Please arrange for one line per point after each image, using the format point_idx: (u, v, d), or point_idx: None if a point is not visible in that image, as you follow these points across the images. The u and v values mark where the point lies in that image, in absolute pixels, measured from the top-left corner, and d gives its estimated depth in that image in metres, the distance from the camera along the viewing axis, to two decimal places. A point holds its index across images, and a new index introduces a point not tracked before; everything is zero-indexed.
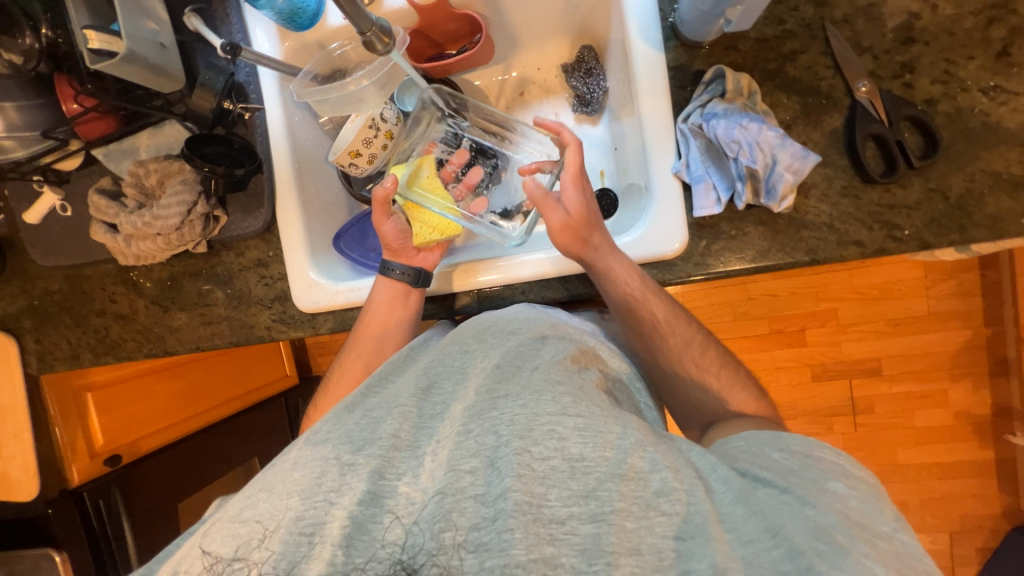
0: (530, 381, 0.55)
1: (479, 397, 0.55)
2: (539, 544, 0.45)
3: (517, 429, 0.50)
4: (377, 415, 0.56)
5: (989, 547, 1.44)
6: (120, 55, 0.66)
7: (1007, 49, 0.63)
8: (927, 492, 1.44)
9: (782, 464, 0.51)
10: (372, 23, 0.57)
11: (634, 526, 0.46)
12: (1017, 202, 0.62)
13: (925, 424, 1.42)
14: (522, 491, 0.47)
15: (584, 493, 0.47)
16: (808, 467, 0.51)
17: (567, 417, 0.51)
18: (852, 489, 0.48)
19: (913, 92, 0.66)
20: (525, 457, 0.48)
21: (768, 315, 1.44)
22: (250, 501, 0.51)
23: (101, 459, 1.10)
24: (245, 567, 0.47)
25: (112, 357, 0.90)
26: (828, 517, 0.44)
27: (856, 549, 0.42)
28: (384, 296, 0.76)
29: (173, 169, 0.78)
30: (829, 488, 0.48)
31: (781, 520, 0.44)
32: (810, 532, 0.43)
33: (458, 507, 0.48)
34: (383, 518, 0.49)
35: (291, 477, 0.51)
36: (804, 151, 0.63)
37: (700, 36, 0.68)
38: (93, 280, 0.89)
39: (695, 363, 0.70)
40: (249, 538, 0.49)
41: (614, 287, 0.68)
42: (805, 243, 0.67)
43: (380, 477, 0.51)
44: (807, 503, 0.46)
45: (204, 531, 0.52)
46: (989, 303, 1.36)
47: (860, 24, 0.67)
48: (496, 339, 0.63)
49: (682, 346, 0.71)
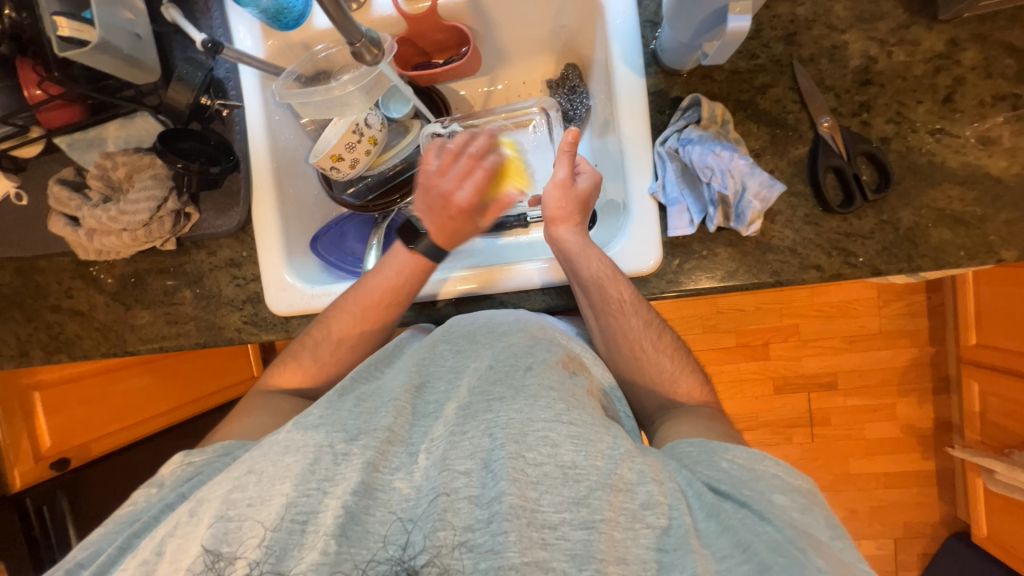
0: (524, 386, 0.56)
1: (473, 397, 0.56)
2: (532, 548, 0.46)
3: (512, 433, 0.52)
4: (372, 405, 0.57)
5: (929, 552, 1.54)
6: (92, 43, 0.65)
7: (952, 96, 0.69)
8: (875, 501, 1.53)
9: (730, 475, 0.52)
10: (362, 34, 0.58)
11: (622, 536, 0.47)
12: (957, 236, 0.68)
13: (875, 435, 1.51)
14: (516, 496, 0.48)
15: (575, 500, 0.49)
16: (755, 478, 0.52)
17: (560, 424, 0.52)
18: (792, 500, 0.50)
19: (869, 130, 0.71)
20: (519, 462, 0.50)
21: (735, 328, 1.50)
22: (239, 482, 0.50)
23: (48, 461, 1.07)
24: (244, 560, 0.47)
25: (65, 355, 0.85)
26: (783, 531, 0.46)
27: (812, 563, 0.43)
28: (404, 265, 0.73)
29: (143, 163, 0.75)
30: (774, 501, 0.49)
31: (748, 535, 0.46)
32: (772, 547, 0.45)
33: (453, 507, 0.49)
34: (377, 511, 0.50)
35: (283, 461, 0.51)
36: (772, 180, 0.66)
37: (679, 65, 0.71)
38: (48, 273, 0.84)
39: (654, 345, 0.69)
40: (248, 522, 0.48)
41: (582, 265, 0.69)
42: (770, 265, 0.70)
43: (373, 469, 0.52)
44: (765, 518, 0.48)
45: (185, 510, 0.51)
46: (933, 323, 1.46)
47: (824, 64, 0.72)
48: (487, 340, 0.63)
49: (641, 329, 0.69)
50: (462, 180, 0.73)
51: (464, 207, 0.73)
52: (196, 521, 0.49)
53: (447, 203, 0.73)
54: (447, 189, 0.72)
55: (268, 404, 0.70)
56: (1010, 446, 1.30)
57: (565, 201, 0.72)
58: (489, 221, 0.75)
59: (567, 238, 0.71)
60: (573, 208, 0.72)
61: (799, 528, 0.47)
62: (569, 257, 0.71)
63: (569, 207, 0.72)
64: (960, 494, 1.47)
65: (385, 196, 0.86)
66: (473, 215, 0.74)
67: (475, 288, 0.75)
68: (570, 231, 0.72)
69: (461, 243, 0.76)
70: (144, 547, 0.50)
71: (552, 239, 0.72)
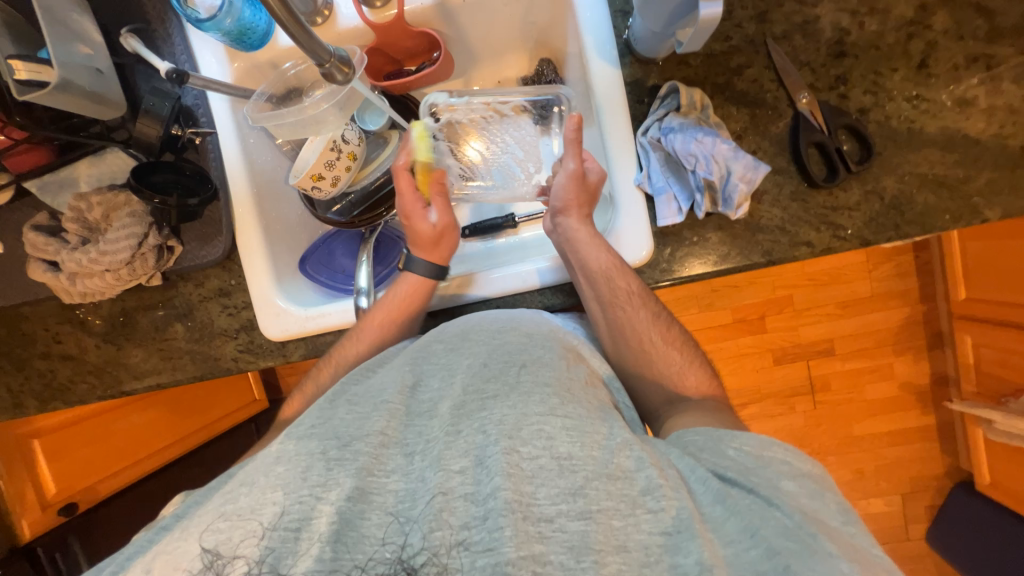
0: (518, 382, 0.56)
1: (466, 396, 0.56)
2: (529, 541, 0.46)
3: (506, 429, 0.51)
4: (364, 410, 0.56)
5: (936, 504, 1.57)
6: (52, 84, 0.63)
7: (926, 61, 0.69)
8: (880, 459, 1.56)
9: (737, 462, 0.53)
10: (331, 54, 0.57)
11: (621, 523, 0.48)
12: (941, 200, 0.69)
13: (876, 396, 1.54)
14: (511, 491, 0.47)
15: (572, 491, 0.49)
16: (763, 465, 0.52)
17: (554, 417, 0.52)
18: (803, 488, 0.51)
19: (848, 103, 0.71)
20: (514, 457, 0.49)
21: (731, 305, 1.51)
22: (230, 496, 0.50)
23: (55, 509, 1.07)
24: (240, 563, 0.47)
25: (61, 401, 0.84)
26: (792, 517, 0.47)
27: (822, 547, 0.44)
28: (405, 288, 0.74)
29: (119, 201, 0.74)
30: (783, 488, 0.50)
31: (757, 521, 0.47)
32: (782, 533, 0.45)
33: (449, 506, 0.48)
34: (371, 515, 0.50)
35: (274, 471, 0.51)
36: (756, 162, 0.67)
37: (653, 53, 0.71)
38: (33, 320, 0.82)
39: (663, 337, 0.70)
40: (240, 532, 0.48)
41: (591, 255, 0.69)
42: (761, 245, 0.71)
43: (367, 474, 0.51)
44: (773, 503, 0.48)
45: (178, 528, 0.50)
46: (923, 282, 1.49)
47: (798, 40, 0.71)
48: (481, 337, 0.63)
49: (650, 321, 0.70)
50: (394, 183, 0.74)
51: (406, 207, 0.74)
52: (185, 536, 0.48)
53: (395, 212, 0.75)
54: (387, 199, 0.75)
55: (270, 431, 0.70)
56: (1005, 395, 1.32)
57: (576, 193, 0.71)
58: (442, 207, 0.75)
59: (574, 228, 0.71)
60: (582, 199, 0.71)
61: (808, 512, 0.48)
62: (576, 247, 0.70)
63: (578, 200, 0.71)
64: (961, 446, 1.50)
65: (371, 210, 0.85)
66: (421, 211, 0.74)
67: (471, 294, 0.75)
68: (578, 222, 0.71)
69: (445, 247, 0.75)
70: (136, 567, 0.48)
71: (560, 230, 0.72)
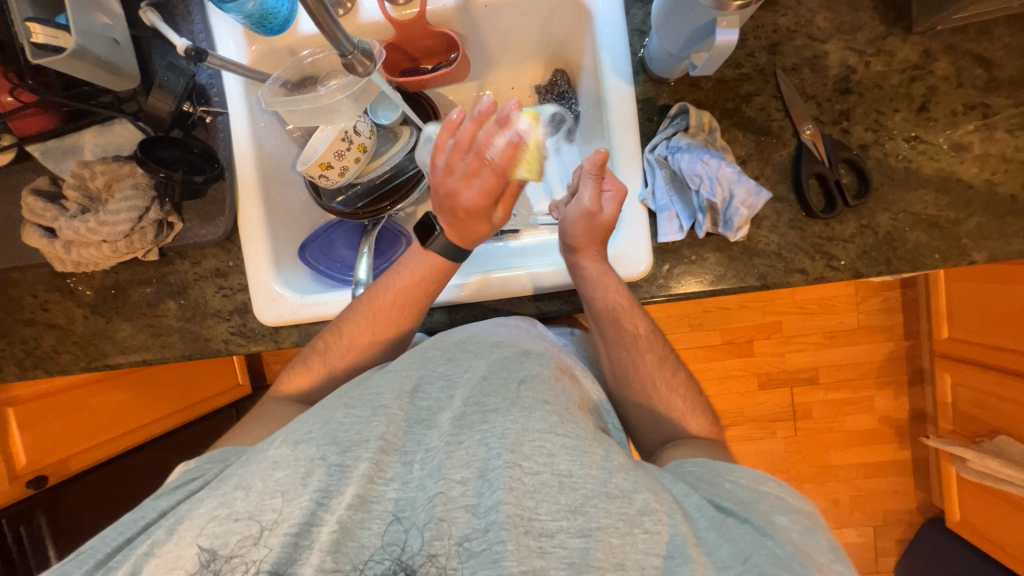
0: (518, 397, 0.56)
1: (467, 408, 0.56)
2: (530, 556, 0.46)
3: (509, 443, 0.52)
4: (363, 414, 0.56)
5: (906, 538, 1.59)
6: (69, 50, 0.63)
7: (926, 105, 0.72)
8: (856, 490, 1.58)
9: (737, 496, 0.54)
10: (354, 45, 0.58)
11: (619, 542, 0.48)
12: (932, 239, 0.71)
13: (855, 427, 1.56)
14: (513, 505, 0.48)
15: (572, 508, 0.49)
16: (757, 499, 0.53)
17: (554, 435, 0.52)
18: (794, 522, 0.51)
19: (849, 138, 0.73)
20: (517, 471, 0.50)
21: (720, 326, 1.53)
22: (224, 500, 0.49)
23: (23, 480, 1.02)
24: (240, 563, 0.47)
25: (42, 370, 0.82)
26: (784, 546, 0.48)
27: None
28: (423, 267, 0.72)
29: (123, 172, 0.73)
30: (776, 521, 0.51)
31: (749, 548, 0.47)
32: (774, 562, 0.46)
33: (450, 516, 0.49)
34: (372, 525, 0.50)
35: (273, 475, 0.50)
36: (758, 188, 0.69)
37: (666, 73, 0.73)
38: (22, 285, 0.81)
39: (666, 383, 0.70)
40: (237, 538, 0.48)
41: (600, 294, 0.69)
42: (757, 269, 0.72)
43: (368, 480, 0.51)
44: (766, 533, 0.49)
45: (165, 528, 0.50)
46: (909, 318, 1.52)
47: (806, 74, 0.74)
48: (479, 350, 0.64)
49: (656, 365, 0.70)
50: (469, 179, 0.65)
51: (479, 208, 0.67)
52: (178, 540, 0.48)
53: (459, 209, 0.66)
54: (459, 193, 0.65)
55: (253, 422, 0.69)
56: (981, 435, 1.35)
57: (589, 230, 0.68)
58: (504, 209, 0.70)
59: (585, 265, 0.69)
60: (595, 237, 0.69)
61: (797, 545, 0.48)
62: (586, 283, 0.70)
63: (593, 234, 0.69)
64: (934, 482, 1.53)
65: (375, 203, 0.83)
66: (487, 214, 0.69)
67: (461, 296, 0.75)
68: (589, 259, 0.69)
69: (476, 237, 0.72)
70: (125, 566, 0.48)
71: (570, 265, 0.71)
